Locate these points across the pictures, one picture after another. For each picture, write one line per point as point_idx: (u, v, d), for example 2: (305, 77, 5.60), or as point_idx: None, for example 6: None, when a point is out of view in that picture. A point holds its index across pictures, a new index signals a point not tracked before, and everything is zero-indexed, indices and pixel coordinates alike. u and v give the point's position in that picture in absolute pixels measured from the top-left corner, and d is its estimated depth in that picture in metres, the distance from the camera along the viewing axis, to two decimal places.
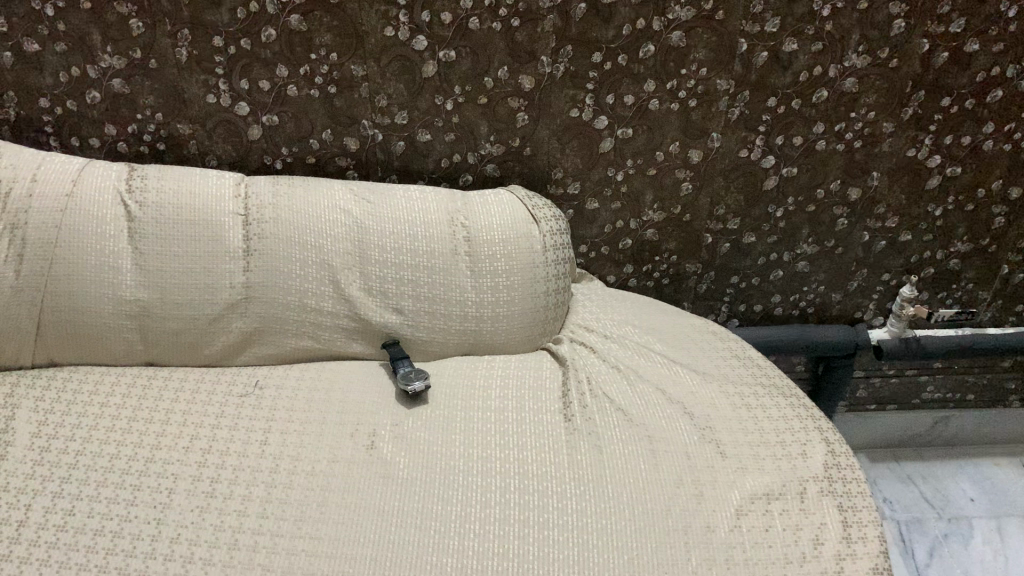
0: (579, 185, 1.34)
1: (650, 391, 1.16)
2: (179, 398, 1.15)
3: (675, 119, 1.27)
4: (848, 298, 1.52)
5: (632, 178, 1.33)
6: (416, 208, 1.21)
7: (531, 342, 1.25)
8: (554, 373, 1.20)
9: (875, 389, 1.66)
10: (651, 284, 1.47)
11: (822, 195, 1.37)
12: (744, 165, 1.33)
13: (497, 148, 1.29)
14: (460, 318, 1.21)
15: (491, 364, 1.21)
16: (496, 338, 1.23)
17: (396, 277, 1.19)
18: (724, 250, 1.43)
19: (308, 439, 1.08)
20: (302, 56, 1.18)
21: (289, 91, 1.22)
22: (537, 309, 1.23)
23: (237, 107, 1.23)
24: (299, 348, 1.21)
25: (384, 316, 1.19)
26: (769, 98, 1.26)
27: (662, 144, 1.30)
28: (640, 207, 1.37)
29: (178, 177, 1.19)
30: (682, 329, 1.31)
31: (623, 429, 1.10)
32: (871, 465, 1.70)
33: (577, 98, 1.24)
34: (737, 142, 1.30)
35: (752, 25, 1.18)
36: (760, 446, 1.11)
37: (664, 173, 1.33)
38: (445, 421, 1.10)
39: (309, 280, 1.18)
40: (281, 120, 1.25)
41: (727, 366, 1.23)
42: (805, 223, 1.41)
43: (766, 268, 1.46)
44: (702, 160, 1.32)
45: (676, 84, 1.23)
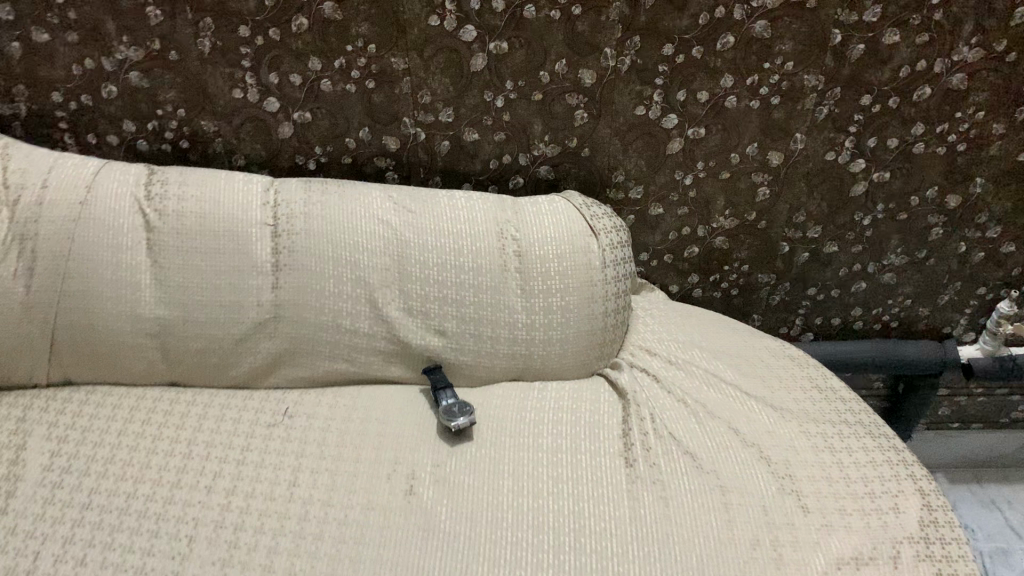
0: (642, 189, 1.20)
1: (720, 432, 1.03)
2: (202, 427, 1.06)
3: (755, 118, 1.13)
4: (938, 312, 1.37)
5: (702, 182, 1.19)
6: (462, 219, 1.09)
7: (587, 368, 1.13)
8: (612, 405, 1.08)
9: (959, 407, 1.52)
10: (718, 295, 1.33)
11: (916, 202, 1.22)
12: (830, 168, 1.18)
13: (553, 149, 1.16)
14: (509, 341, 1.09)
15: (543, 393, 1.10)
16: (549, 363, 1.11)
17: (439, 296, 1.07)
18: (801, 260, 1.29)
19: (341, 482, 0.98)
20: (336, 49, 1.06)
21: (323, 86, 1.10)
22: (594, 331, 1.11)
23: (266, 103, 1.11)
24: (332, 372, 1.10)
25: (426, 339, 1.08)
26: (864, 96, 1.10)
27: (738, 145, 1.15)
28: (710, 213, 1.23)
29: (201, 182, 1.08)
30: (754, 352, 1.17)
31: (691, 478, 0.98)
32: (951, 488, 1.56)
33: (644, 94, 1.10)
34: (824, 144, 1.16)
35: (850, 14, 1.03)
36: (845, 500, 0.98)
37: (739, 177, 1.19)
38: (492, 463, 0.99)
39: (343, 299, 1.07)
40: (314, 117, 1.13)
41: (806, 400, 1.10)
42: (895, 233, 1.26)
43: (847, 280, 1.32)
44: (783, 163, 1.17)
45: (757, 79, 1.09)
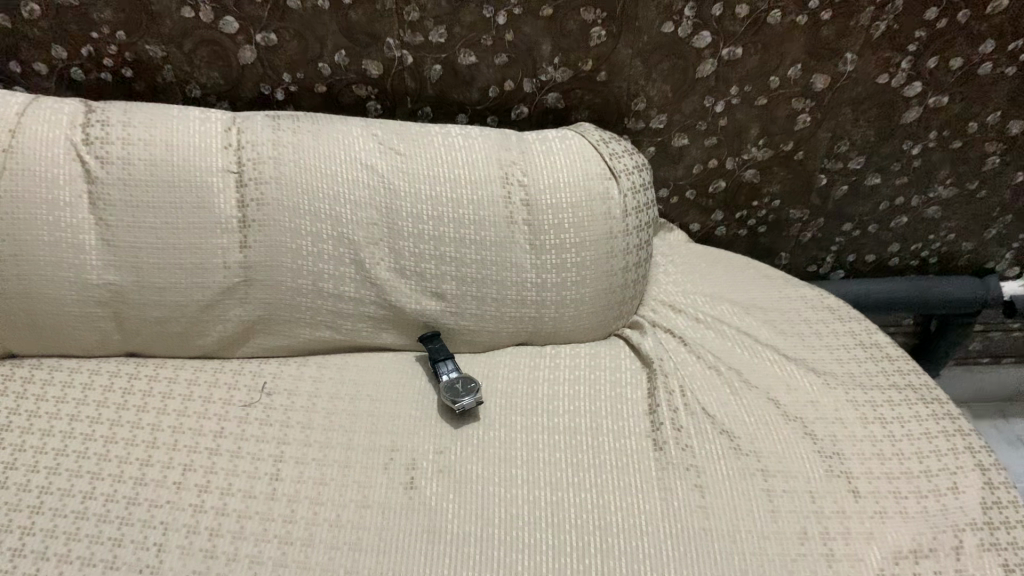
0: (666, 117, 1.04)
1: (758, 405, 0.92)
2: (167, 409, 0.92)
3: (801, 36, 0.96)
4: (983, 246, 1.24)
5: (734, 109, 1.04)
6: (459, 163, 0.93)
7: (603, 328, 1.00)
8: (635, 374, 0.96)
9: (992, 342, 1.41)
10: (744, 233, 1.20)
11: (975, 128, 1.07)
12: (881, 93, 1.02)
13: (563, 74, 0.99)
14: (516, 303, 0.95)
15: (556, 361, 0.97)
16: (562, 325, 0.98)
17: (436, 253, 0.93)
18: (838, 194, 1.15)
19: (331, 475, 0.85)
20: None
21: (290, 2, 0.92)
22: (612, 288, 0.97)
23: (222, 23, 0.93)
24: (314, 339, 0.97)
25: (421, 302, 0.94)
26: (930, 8, 0.94)
27: (779, 67, 0.99)
28: (741, 144, 1.08)
29: (150, 121, 0.91)
30: (790, 305, 1.05)
31: (730, 462, 0.86)
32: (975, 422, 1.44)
33: (673, 8, 0.93)
34: (877, 65, 0.99)
35: None
36: (900, 481, 0.86)
37: (777, 104, 1.03)
38: (503, 450, 0.87)
39: (324, 259, 0.92)
40: (280, 39, 0.95)
41: (850, 361, 0.98)
42: (947, 163, 1.11)
43: (887, 214, 1.18)
44: (828, 88, 1.02)
45: None
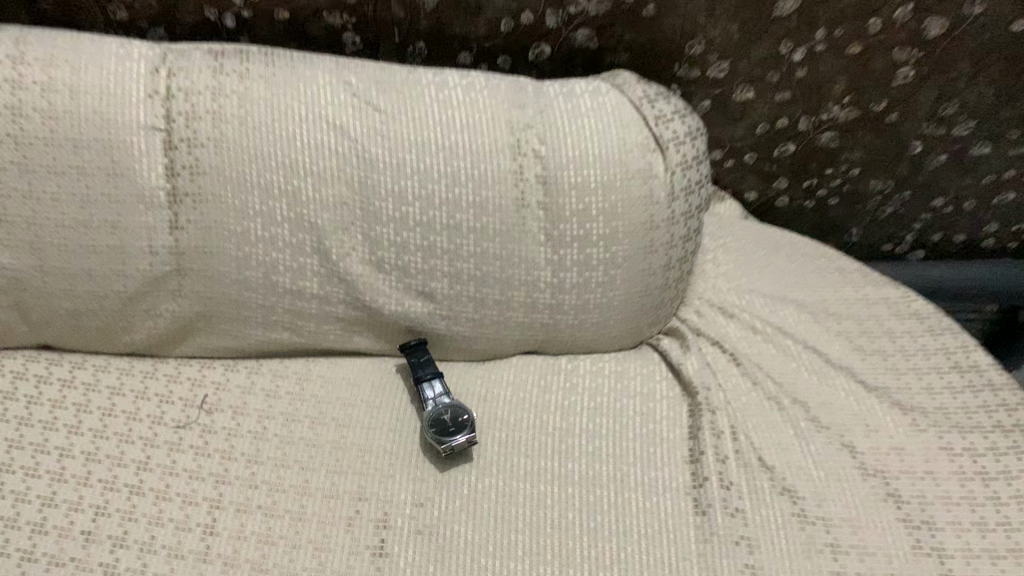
0: (728, 65, 0.81)
1: (828, 452, 0.72)
2: (81, 426, 0.72)
3: None
4: None
5: (817, 58, 0.80)
6: (457, 125, 0.70)
7: (632, 336, 0.80)
8: (671, 402, 0.76)
9: None
10: (809, 205, 0.97)
11: None
12: (1013, 43, 0.78)
13: (599, 6, 0.75)
14: (525, 308, 0.75)
15: (572, 379, 0.77)
16: (581, 334, 0.77)
17: (423, 243, 0.72)
18: (933, 165, 0.92)
19: (279, 531, 0.66)
20: None
21: None
22: (648, 290, 0.77)
23: None
24: (269, 341, 0.77)
25: (403, 303, 0.74)
26: None
27: (884, 6, 0.75)
28: (821, 100, 0.85)
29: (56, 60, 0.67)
30: (868, 312, 0.83)
31: (791, 533, 0.67)
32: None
33: None
34: (1015, 7, 0.75)
35: None
36: (1008, 563, 0.65)
37: (874, 53, 0.80)
38: (500, 505, 0.68)
39: (278, 247, 0.71)
40: None
41: (943, 392, 0.78)
42: None
43: (990, 190, 0.95)
44: (944, 35, 0.78)
45: None
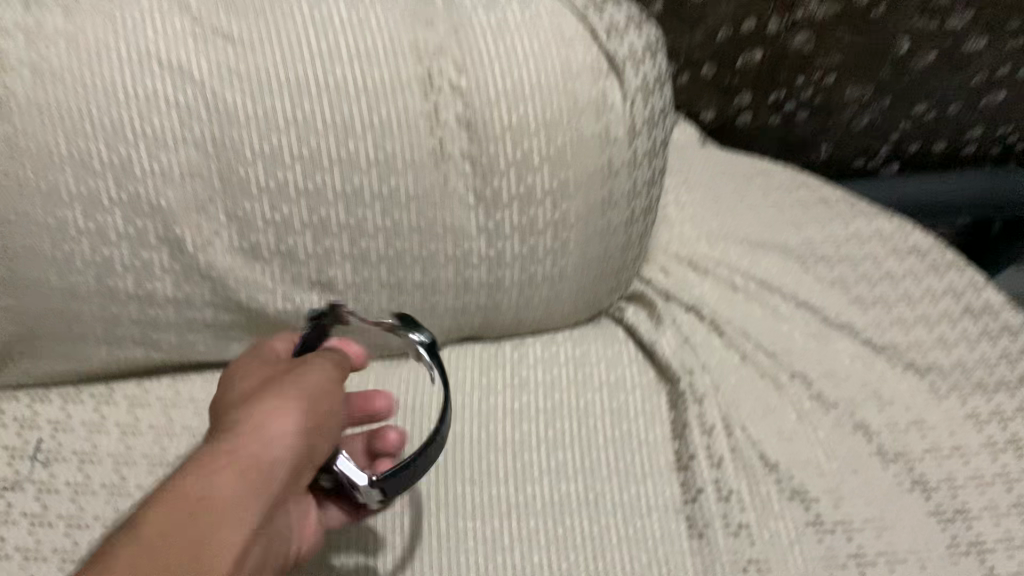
0: None
1: (841, 438, 0.59)
2: None
3: None
4: None
5: None
6: (342, 55, 0.51)
7: (590, 307, 0.65)
8: (645, 390, 0.61)
9: None
10: (777, 123, 0.83)
11: None
12: None
13: None
14: (457, 289, 0.59)
15: (521, 371, 0.62)
16: (528, 311, 0.62)
17: (312, 221, 0.54)
18: (921, 66, 0.78)
19: None
20: None
21: None
22: (608, 250, 0.61)
23: None
24: (119, 361, 0.58)
25: (295, 298, 0.57)
26: None
27: None
28: None
29: None
30: (862, 251, 0.70)
31: (808, 549, 0.53)
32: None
33: None
34: None
35: None
36: None
37: None
38: (446, 551, 0.52)
39: (110, 242, 0.52)
40: None
41: (959, 344, 0.64)
42: None
43: (979, 91, 0.81)
44: None
45: None
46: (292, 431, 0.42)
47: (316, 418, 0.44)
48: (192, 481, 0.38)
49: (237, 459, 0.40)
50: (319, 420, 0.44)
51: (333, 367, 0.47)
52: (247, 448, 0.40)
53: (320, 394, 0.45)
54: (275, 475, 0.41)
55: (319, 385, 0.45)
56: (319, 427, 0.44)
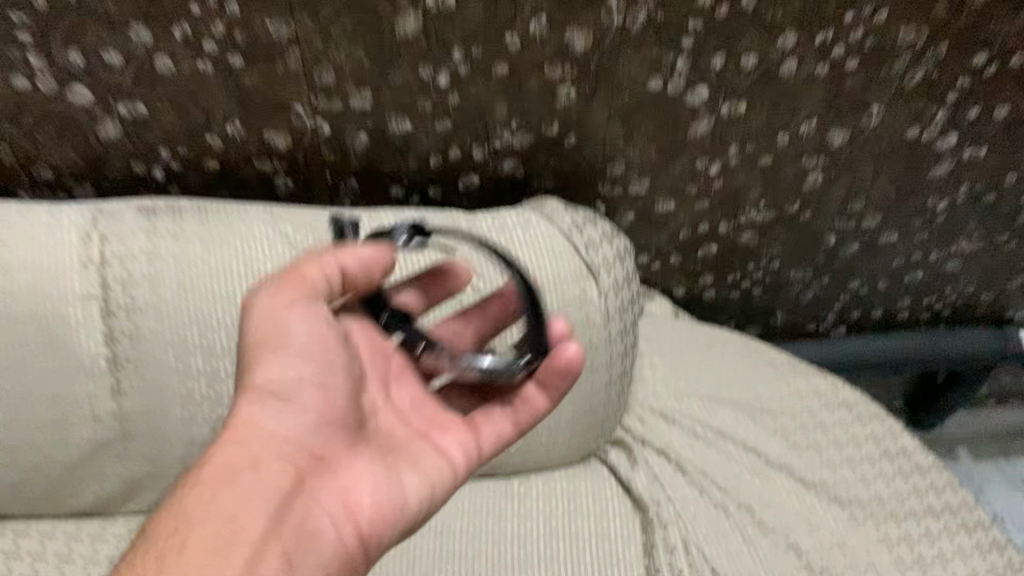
0: (649, 182, 0.85)
1: (777, 557, 0.75)
2: None
3: (819, 90, 0.77)
4: (1004, 298, 1.06)
5: (733, 172, 0.85)
6: (402, 270, 0.74)
7: (581, 449, 0.83)
8: (621, 519, 0.78)
9: (1005, 388, 1.24)
10: (737, 296, 1.02)
11: (1012, 181, 0.89)
12: (910, 147, 0.84)
13: (522, 138, 0.79)
14: None
15: (525, 502, 0.80)
16: (532, 454, 0.81)
17: None
18: (848, 254, 0.97)
19: None
20: (175, 10, 0.66)
21: (160, 66, 0.70)
22: (593, 405, 0.80)
23: (71, 93, 0.72)
24: None
25: None
26: (978, 54, 0.75)
27: (790, 124, 0.80)
28: (739, 206, 0.89)
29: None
30: (801, 405, 0.87)
31: None
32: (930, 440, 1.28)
33: (662, 61, 0.73)
34: (907, 118, 0.81)
35: None
36: None
37: (784, 163, 0.85)
38: None
39: (224, 404, 0.71)
40: (152, 109, 0.74)
41: (876, 481, 0.81)
42: (974, 218, 0.93)
43: (901, 271, 1.01)
44: (847, 144, 0.83)
45: (832, 37, 0.72)
46: (255, 420, 0.53)
47: (271, 382, 0.53)
48: (184, 511, 0.49)
49: (213, 477, 0.50)
50: (274, 393, 0.53)
51: (319, 258, 0.56)
52: (222, 461, 0.51)
53: (264, 378, 0.54)
54: (264, 471, 0.52)
55: (263, 345, 0.54)
56: (292, 389, 0.54)
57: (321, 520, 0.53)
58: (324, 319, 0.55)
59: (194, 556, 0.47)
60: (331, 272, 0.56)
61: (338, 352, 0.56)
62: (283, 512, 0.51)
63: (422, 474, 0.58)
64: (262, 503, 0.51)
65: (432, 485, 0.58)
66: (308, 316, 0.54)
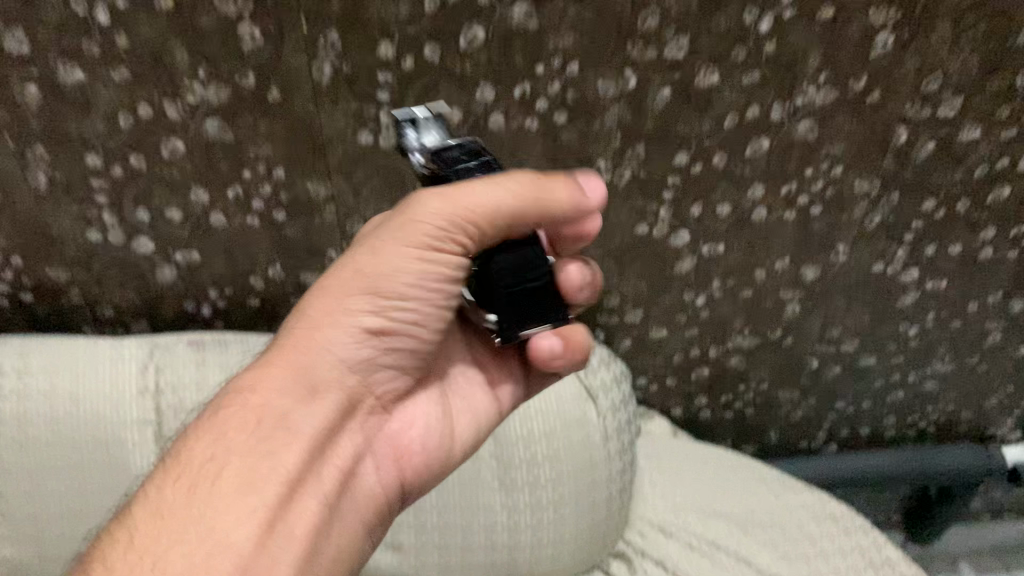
0: (642, 312, 0.95)
1: None
2: None
3: (789, 232, 0.87)
4: (983, 415, 1.13)
5: (717, 302, 0.95)
6: None
7: (585, 561, 0.89)
8: None
9: (998, 503, 1.29)
10: (730, 415, 1.10)
11: (975, 309, 0.97)
12: (876, 280, 0.93)
13: None
14: (488, 552, 0.82)
15: None
16: (539, 565, 0.85)
17: None
18: (831, 375, 1.05)
19: None
20: (229, 175, 0.78)
21: (213, 220, 0.81)
22: (595, 518, 0.86)
23: (135, 244, 0.83)
24: None
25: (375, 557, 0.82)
26: (927, 200, 0.85)
27: (766, 261, 0.90)
28: (726, 333, 0.98)
29: (63, 368, 0.78)
30: (792, 519, 0.93)
31: None
32: (929, 556, 1.32)
33: (647, 210, 0.84)
34: (871, 254, 0.91)
35: (921, 110, 0.77)
36: None
37: (764, 294, 0.94)
38: None
39: None
40: (204, 256, 0.85)
41: None
42: (944, 342, 1.01)
43: (882, 391, 1.08)
44: (820, 278, 0.93)
45: (796, 188, 0.83)
46: (328, 335, 0.53)
47: (369, 317, 0.53)
48: (226, 435, 0.51)
49: (263, 418, 0.51)
50: (373, 300, 0.53)
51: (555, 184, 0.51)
52: (280, 411, 0.52)
53: (368, 269, 0.52)
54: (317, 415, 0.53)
55: (370, 277, 0.52)
56: (391, 325, 0.54)
57: (369, 470, 0.57)
58: (449, 279, 0.52)
59: (226, 485, 0.49)
60: (492, 239, 0.50)
61: (449, 308, 0.55)
62: (328, 443, 0.54)
63: (472, 419, 0.63)
64: (305, 439, 0.52)
65: (477, 418, 0.63)
66: (430, 265, 0.51)
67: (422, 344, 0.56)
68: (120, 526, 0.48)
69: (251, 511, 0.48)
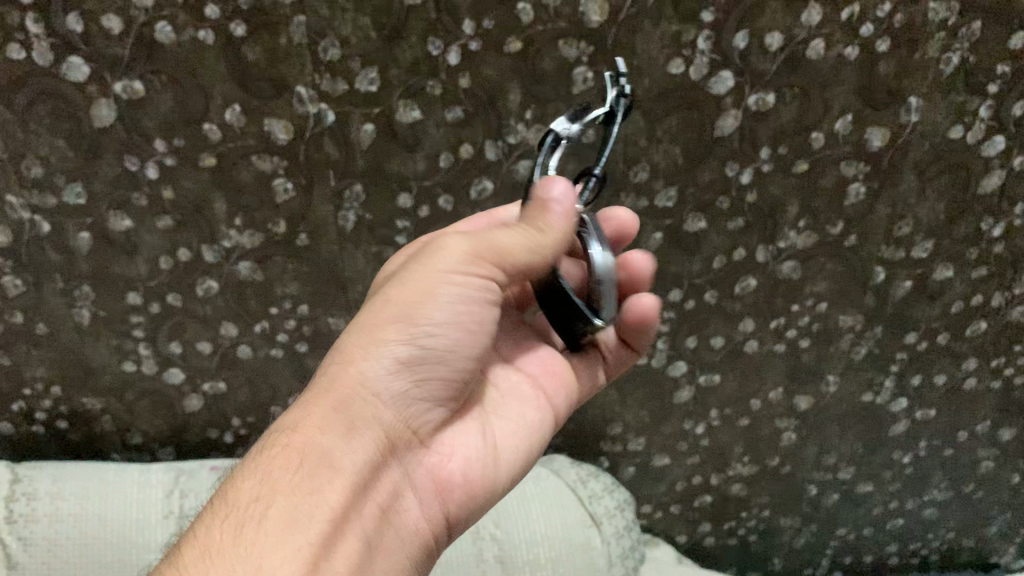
0: (644, 440, 0.99)
1: None
2: None
3: (781, 363, 0.93)
4: (985, 543, 1.14)
5: (716, 431, 0.99)
6: None
7: None
8: None
9: None
10: (734, 542, 1.12)
11: (964, 437, 1.01)
12: (867, 410, 0.98)
13: None
14: None
15: None
16: None
17: None
18: (830, 502, 1.08)
19: None
20: (258, 311, 0.84)
21: (240, 352, 0.87)
22: None
23: (166, 374, 0.89)
24: None
25: None
26: (909, 333, 0.91)
27: (760, 391, 0.95)
28: (726, 461, 1.02)
29: (93, 494, 0.83)
30: None
31: None
32: None
33: None
34: (861, 385, 0.95)
35: (895, 251, 0.84)
36: None
37: (761, 422, 0.98)
38: None
39: None
40: (229, 386, 0.90)
41: None
42: (938, 470, 1.05)
43: (882, 518, 1.10)
44: (813, 407, 0.97)
45: (784, 322, 0.89)
46: (365, 367, 0.50)
47: (404, 344, 0.50)
48: (268, 473, 0.46)
49: (305, 446, 0.47)
50: (409, 325, 0.50)
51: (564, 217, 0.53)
52: (316, 442, 0.47)
53: (403, 298, 0.51)
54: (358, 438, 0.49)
55: (404, 305, 0.51)
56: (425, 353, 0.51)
57: (412, 499, 0.51)
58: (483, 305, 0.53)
59: (273, 522, 0.43)
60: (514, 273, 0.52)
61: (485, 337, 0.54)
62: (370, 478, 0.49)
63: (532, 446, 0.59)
64: (351, 476, 0.47)
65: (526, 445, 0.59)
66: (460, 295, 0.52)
67: (455, 378, 0.54)
68: (169, 566, 0.41)
69: (297, 548, 0.43)
